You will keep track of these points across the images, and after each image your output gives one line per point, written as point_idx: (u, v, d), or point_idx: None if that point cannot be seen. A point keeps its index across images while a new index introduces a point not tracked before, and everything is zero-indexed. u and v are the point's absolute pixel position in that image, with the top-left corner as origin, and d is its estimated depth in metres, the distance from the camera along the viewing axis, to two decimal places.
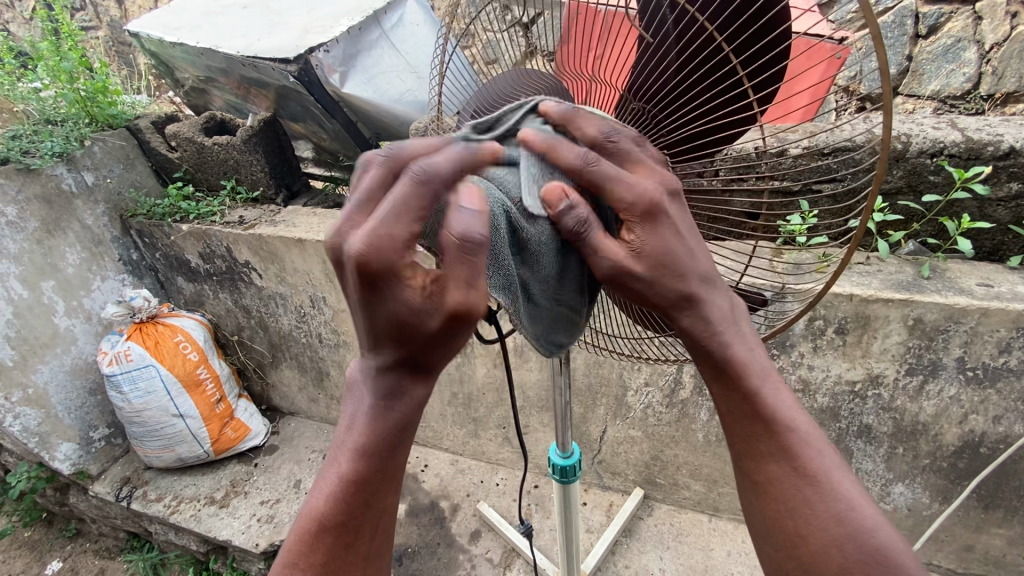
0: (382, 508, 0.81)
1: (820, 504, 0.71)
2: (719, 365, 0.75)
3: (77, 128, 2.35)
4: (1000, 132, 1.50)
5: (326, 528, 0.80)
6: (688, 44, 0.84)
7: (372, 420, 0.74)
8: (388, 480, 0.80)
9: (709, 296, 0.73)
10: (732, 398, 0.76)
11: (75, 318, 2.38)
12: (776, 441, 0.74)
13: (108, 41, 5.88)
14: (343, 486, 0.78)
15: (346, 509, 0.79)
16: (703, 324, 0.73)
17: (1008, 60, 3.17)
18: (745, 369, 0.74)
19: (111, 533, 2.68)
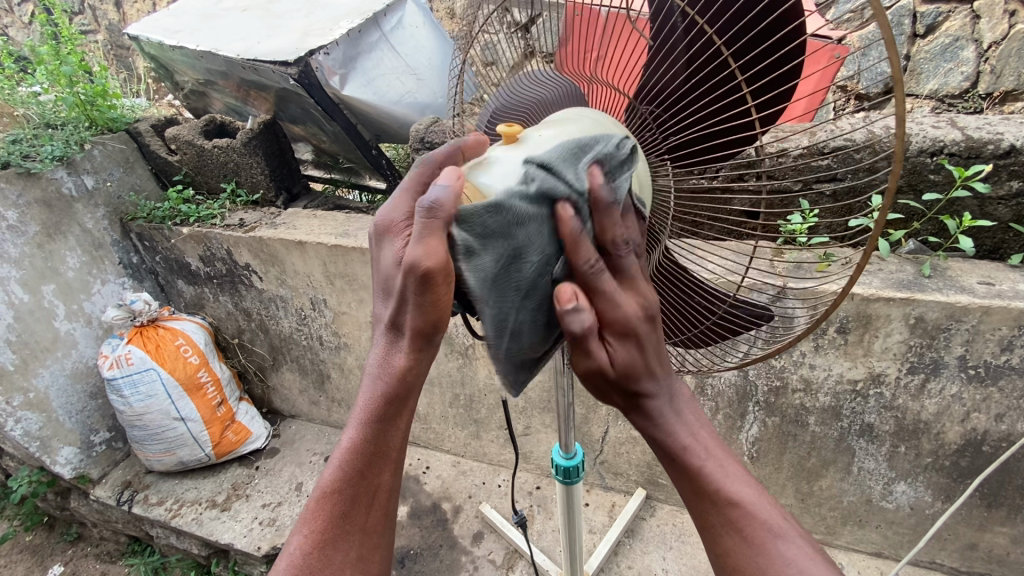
0: (377, 484, 0.84)
1: (773, 569, 0.75)
2: (666, 452, 0.82)
3: (77, 132, 2.34)
4: (1000, 131, 1.50)
5: (326, 495, 0.84)
6: (695, 53, 0.86)
7: (372, 382, 0.82)
8: (385, 455, 0.83)
9: (654, 395, 0.81)
10: (681, 479, 0.82)
11: (76, 321, 2.37)
12: (724, 514, 0.79)
13: (108, 45, 5.89)
14: (347, 453, 0.84)
15: (345, 479, 0.83)
16: (648, 415, 0.82)
17: (1007, 59, 3.18)
18: (687, 453, 0.81)
19: (112, 537, 2.67)
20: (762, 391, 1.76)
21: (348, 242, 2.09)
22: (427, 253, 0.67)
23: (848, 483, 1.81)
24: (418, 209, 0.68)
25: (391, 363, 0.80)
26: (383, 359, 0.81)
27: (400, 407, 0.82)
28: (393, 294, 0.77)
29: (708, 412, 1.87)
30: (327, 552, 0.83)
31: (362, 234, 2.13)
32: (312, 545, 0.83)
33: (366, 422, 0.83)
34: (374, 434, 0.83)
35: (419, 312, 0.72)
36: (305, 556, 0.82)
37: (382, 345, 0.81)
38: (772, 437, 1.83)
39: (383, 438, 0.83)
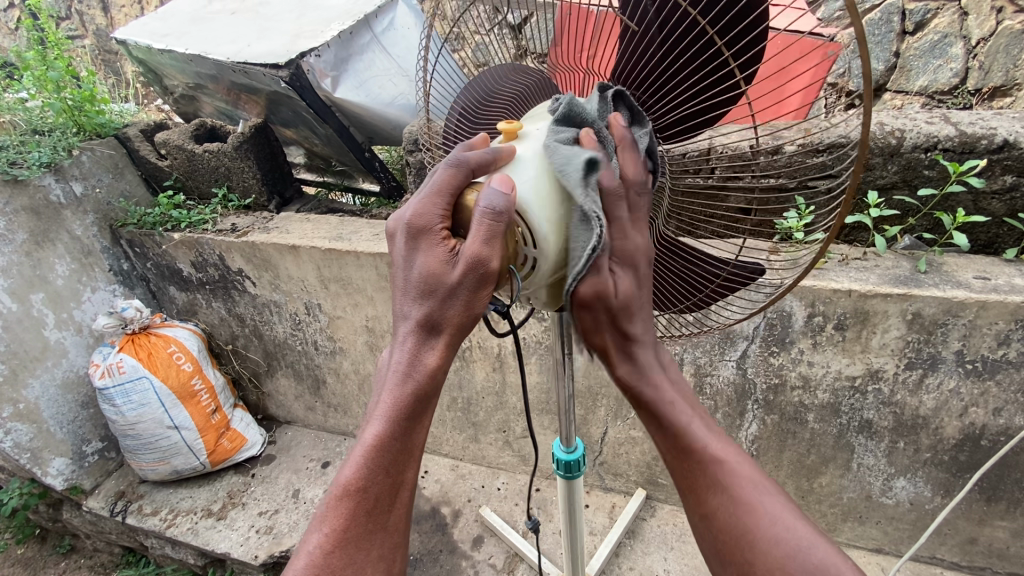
0: (401, 481, 0.82)
1: (760, 527, 0.75)
2: (652, 410, 0.86)
3: (65, 138, 2.31)
4: (993, 126, 1.50)
5: (347, 494, 0.80)
6: (672, 30, 0.85)
7: (398, 379, 0.80)
8: (408, 452, 0.82)
9: (643, 346, 0.86)
10: (669, 439, 0.85)
11: (66, 330, 2.34)
12: (708, 474, 0.81)
13: (94, 50, 5.81)
14: (368, 451, 0.80)
15: (369, 477, 0.80)
16: (635, 368, 0.86)
17: (994, 55, 3.22)
18: (672, 409, 0.85)
19: (106, 548, 2.63)
20: (761, 389, 1.76)
21: (342, 245, 2.07)
22: (493, 252, 0.73)
23: (848, 479, 1.81)
24: (484, 209, 0.73)
25: (421, 362, 0.79)
26: (411, 357, 0.79)
27: (427, 404, 0.81)
28: (436, 295, 0.76)
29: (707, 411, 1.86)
30: (349, 551, 0.80)
31: (357, 238, 2.12)
32: (334, 544, 0.80)
33: (392, 418, 0.80)
34: (400, 431, 0.81)
35: (467, 306, 0.77)
36: (326, 557, 0.79)
37: (410, 343, 0.79)
38: (771, 435, 1.83)
39: (409, 435, 0.81)
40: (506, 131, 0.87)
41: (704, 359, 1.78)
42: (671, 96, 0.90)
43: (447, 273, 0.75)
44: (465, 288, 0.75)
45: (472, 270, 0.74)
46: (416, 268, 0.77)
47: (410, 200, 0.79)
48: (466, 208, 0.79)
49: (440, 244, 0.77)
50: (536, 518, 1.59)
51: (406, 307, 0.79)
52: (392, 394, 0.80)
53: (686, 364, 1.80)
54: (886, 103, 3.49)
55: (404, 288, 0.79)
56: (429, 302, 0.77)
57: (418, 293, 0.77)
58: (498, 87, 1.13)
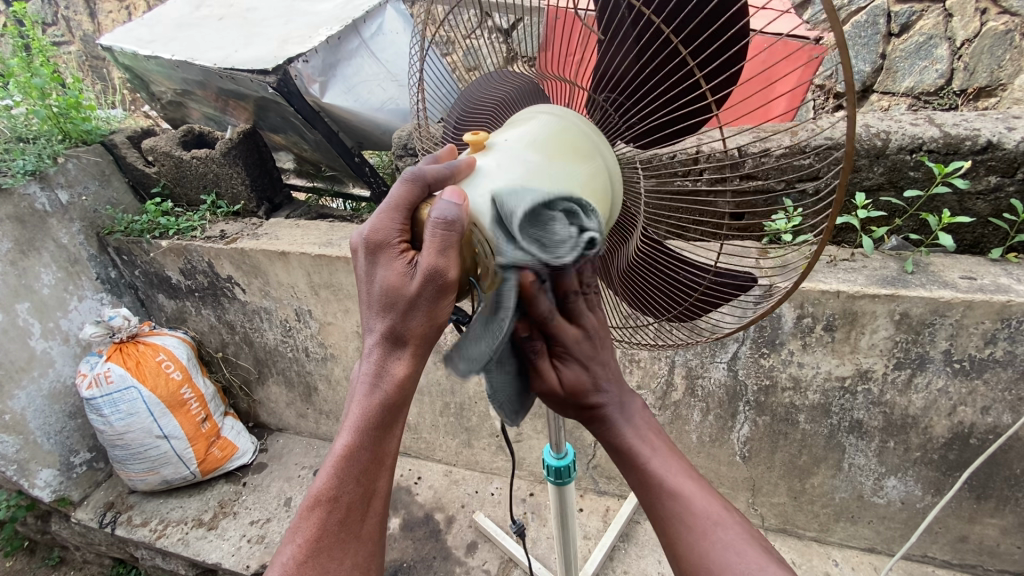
0: (373, 490, 0.82)
1: (713, 553, 0.76)
2: (609, 441, 0.86)
3: (50, 145, 2.29)
4: (977, 127, 1.51)
5: (319, 503, 0.80)
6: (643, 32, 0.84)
7: (366, 390, 0.80)
8: (379, 462, 0.82)
9: (600, 392, 0.84)
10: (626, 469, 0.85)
11: (53, 339, 2.31)
12: (664, 505, 0.80)
13: (82, 56, 5.76)
14: (339, 461, 0.81)
15: (340, 486, 0.80)
16: (594, 411, 0.85)
17: (979, 56, 3.26)
18: (630, 444, 0.84)
19: (96, 559, 2.60)
20: (752, 390, 1.76)
21: (333, 251, 2.05)
22: (449, 263, 0.72)
23: (840, 479, 1.81)
24: (436, 221, 0.70)
25: (389, 372, 0.80)
26: (377, 367, 0.80)
27: (396, 414, 0.81)
28: (396, 306, 0.76)
29: (699, 413, 1.87)
30: (322, 560, 0.79)
31: (347, 244, 2.10)
32: (307, 554, 0.79)
33: (363, 427, 0.81)
34: (371, 440, 0.81)
35: (429, 316, 0.76)
36: (299, 566, 0.78)
37: (376, 354, 0.80)
38: (763, 436, 1.83)
39: (381, 443, 0.81)
40: (473, 144, 0.89)
41: (695, 361, 1.78)
42: (650, 98, 0.89)
43: (405, 285, 0.75)
44: (422, 299, 0.74)
45: (428, 281, 0.72)
46: (378, 282, 0.78)
47: (370, 216, 0.79)
48: (422, 221, 0.77)
49: (399, 257, 0.76)
50: (521, 522, 1.60)
51: (372, 320, 0.80)
52: (360, 404, 0.80)
53: (677, 366, 1.81)
54: (873, 104, 3.51)
55: (369, 301, 0.79)
56: (393, 314, 0.77)
57: (381, 307, 0.78)
58: (481, 96, 1.13)
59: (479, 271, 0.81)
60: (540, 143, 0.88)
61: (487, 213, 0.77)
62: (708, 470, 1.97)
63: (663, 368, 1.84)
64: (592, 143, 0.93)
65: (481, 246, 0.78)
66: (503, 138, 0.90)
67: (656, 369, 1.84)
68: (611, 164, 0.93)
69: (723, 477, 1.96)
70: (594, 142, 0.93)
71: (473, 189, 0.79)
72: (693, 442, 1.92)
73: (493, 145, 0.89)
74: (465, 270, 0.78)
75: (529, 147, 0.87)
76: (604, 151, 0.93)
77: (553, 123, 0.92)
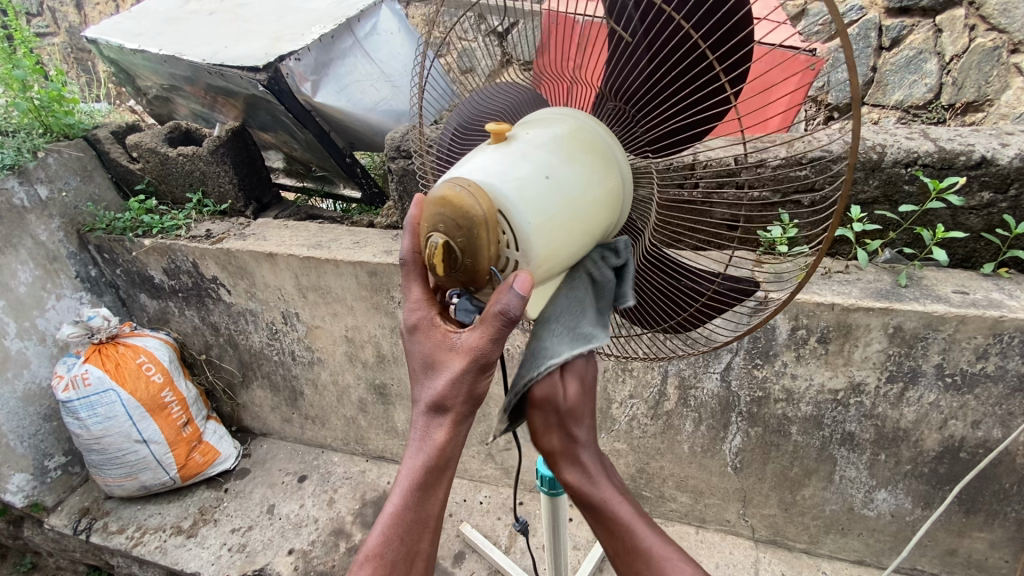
0: (417, 550, 0.78)
1: None
2: (591, 506, 0.85)
3: (30, 139, 2.22)
4: (971, 142, 1.52)
5: (366, 559, 0.77)
6: (657, 35, 0.83)
7: (415, 454, 0.79)
8: (425, 523, 0.79)
9: (585, 448, 0.87)
10: (606, 531, 0.85)
11: (28, 339, 2.24)
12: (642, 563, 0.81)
13: (67, 48, 5.66)
14: (389, 520, 0.78)
15: (386, 544, 0.78)
16: (583, 473, 0.86)
17: (967, 71, 3.28)
18: (608, 506, 0.85)
19: (69, 566, 2.52)
20: (745, 401, 1.75)
21: (321, 254, 2.01)
22: (495, 349, 0.74)
23: (831, 491, 1.81)
24: (496, 313, 0.71)
25: (430, 439, 0.78)
26: (423, 434, 0.79)
27: (440, 481, 0.78)
28: (435, 376, 0.79)
29: (691, 423, 1.85)
30: None
31: (336, 246, 2.06)
32: None
33: (410, 489, 0.78)
34: (415, 502, 0.78)
35: (469, 392, 0.77)
36: None
37: (421, 422, 0.79)
38: (755, 447, 1.82)
39: (424, 506, 0.78)
40: (495, 132, 0.85)
41: (688, 371, 1.77)
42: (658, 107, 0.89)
43: (450, 360, 0.78)
44: (455, 376, 0.76)
45: (472, 363, 0.75)
46: (418, 352, 0.83)
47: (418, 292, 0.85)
48: (450, 211, 0.75)
49: (435, 330, 0.82)
50: (524, 520, 1.54)
51: (416, 393, 0.82)
52: (408, 466, 0.79)
53: (670, 376, 1.79)
54: (863, 117, 3.53)
55: (413, 376, 0.82)
56: (433, 382, 0.79)
57: (427, 374, 0.80)
58: (481, 107, 1.09)
59: (497, 263, 0.79)
60: (559, 138, 0.86)
61: (509, 201, 0.76)
62: (699, 481, 1.96)
63: (656, 378, 1.82)
64: (607, 144, 0.91)
65: (501, 235, 0.77)
66: (522, 131, 0.88)
67: (649, 378, 1.83)
68: (625, 168, 0.92)
69: (714, 488, 1.95)
70: (606, 140, 0.91)
71: (492, 176, 0.78)
72: (685, 452, 1.91)
73: (513, 137, 0.86)
74: (487, 261, 0.77)
75: (547, 140, 0.85)
76: (616, 148, 0.91)
77: (571, 121, 0.91)
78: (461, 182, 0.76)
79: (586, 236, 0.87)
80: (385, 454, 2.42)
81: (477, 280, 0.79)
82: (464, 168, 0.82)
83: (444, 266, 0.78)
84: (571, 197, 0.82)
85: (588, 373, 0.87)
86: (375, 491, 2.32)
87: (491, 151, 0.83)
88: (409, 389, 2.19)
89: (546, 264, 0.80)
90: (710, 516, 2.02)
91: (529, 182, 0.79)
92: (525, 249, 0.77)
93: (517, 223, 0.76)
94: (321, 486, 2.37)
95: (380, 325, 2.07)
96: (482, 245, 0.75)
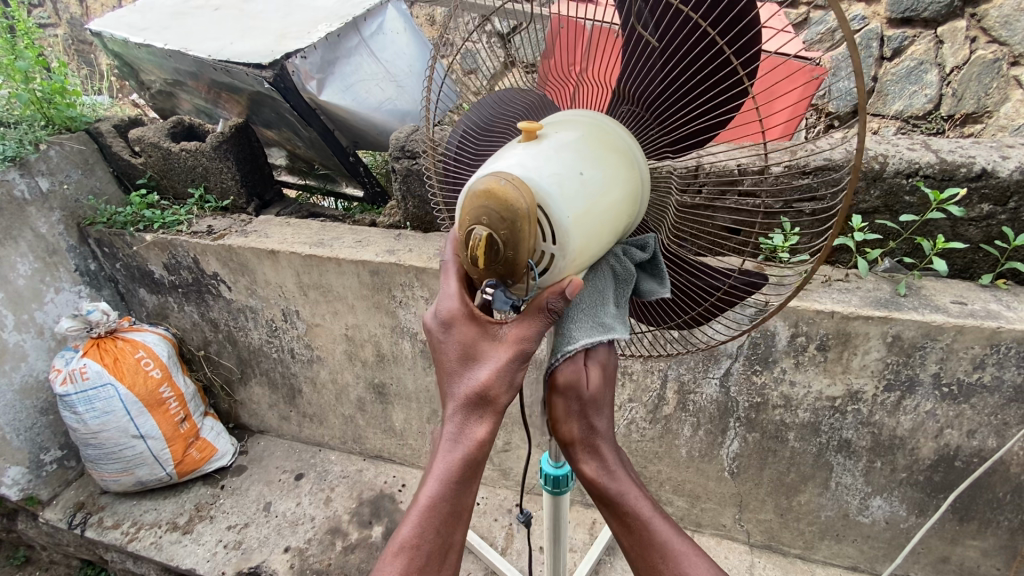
0: (451, 543, 0.79)
1: None
2: (610, 500, 0.84)
3: (32, 131, 2.21)
4: (971, 154, 1.54)
5: (401, 550, 0.77)
6: (673, 34, 0.85)
7: (453, 445, 0.80)
8: (460, 512, 0.80)
9: (606, 440, 0.86)
10: (622, 523, 0.83)
11: (26, 332, 2.23)
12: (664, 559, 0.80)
13: (68, 39, 5.61)
14: (424, 510, 0.78)
15: (422, 534, 0.78)
16: (602, 466, 0.85)
17: (967, 83, 3.28)
18: (628, 500, 0.83)
19: (63, 560, 2.51)
20: (743, 407, 1.76)
21: (323, 252, 2.01)
22: (538, 341, 0.81)
23: (826, 498, 1.82)
24: (549, 305, 0.80)
25: (469, 431, 0.81)
26: (461, 426, 0.81)
27: (476, 471, 0.81)
28: (477, 366, 0.82)
29: (689, 427, 1.86)
30: None
31: (338, 244, 2.06)
32: None
33: (447, 479, 0.79)
34: (452, 492, 0.79)
35: (510, 382, 0.81)
36: None
37: (458, 414, 0.81)
38: (753, 453, 1.83)
39: (462, 497, 0.79)
40: (525, 128, 0.85)
41: (688, 376, 1.78)
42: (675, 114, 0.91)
43: (492, 351, 0.82)
44: (502, 363, 0.80)
45: (518, 352, 0.81)
46: (453, 344, 0.85)
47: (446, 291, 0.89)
48: (495, 204, 0.75)
49: (472, 324, 0.85)
50: (527, 513, 1.56)
51: (451, 386, 0.83)
52: (444, 456, 0.80)
53: (670, 380, 1.80)
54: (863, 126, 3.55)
55: (447, 368, 0.84)
56: (475, 372, 0.81)
57: (464, 366, 0.83)
58: (496, 111, 1.10)
59: (533, 257, 0.80)
60: (587, 137, 0.88)
61: (550, 197, 0.78)
62: (696, 485, 1.97)
63: (656, 382, 1.83)
64: (629, 145, 0.93)
65: (540, 230, 0.79)
66: (550, 130, 0.88)
67: (648, 382, 1.84)
68: (644, 171, 0.94)
69: (711, 492, 1.96)
70: (629, 142, 0.93)
71: (531, 172, 0.79)
72: (683, 456, 1.92)
73: (544, 135, 0.86)
74: (526, 256, 0.77)
75: (576, 138, 0.87)
76: (637, 149, 0.93)
77: (593, 121, 0.92)
78: (505, 176, 0.77)
79: (611, 234, 0.89)
80: (383, 454, 2.42)
81: (516, 274, 0.79)
82: (499, 163, 0.82)
83: (485, 259, 0.78)
84: (604, 194, 0.84)
85: (610, 363, 0.89)
86: (372, 491, 2.32)
87: (523, 148, 0.84)
88: (409, 388, 2.19)
89: (579, 258, 0.83)
90: (706, 520, 2.03)
91: (566, 179, 0.80)
92: (563, 244, 0.79)
93: (557, 218, 0.78)
94: (317, 484, 2.37)
95: (381, 325, 2.07)
96: (525, 238, 0.76)
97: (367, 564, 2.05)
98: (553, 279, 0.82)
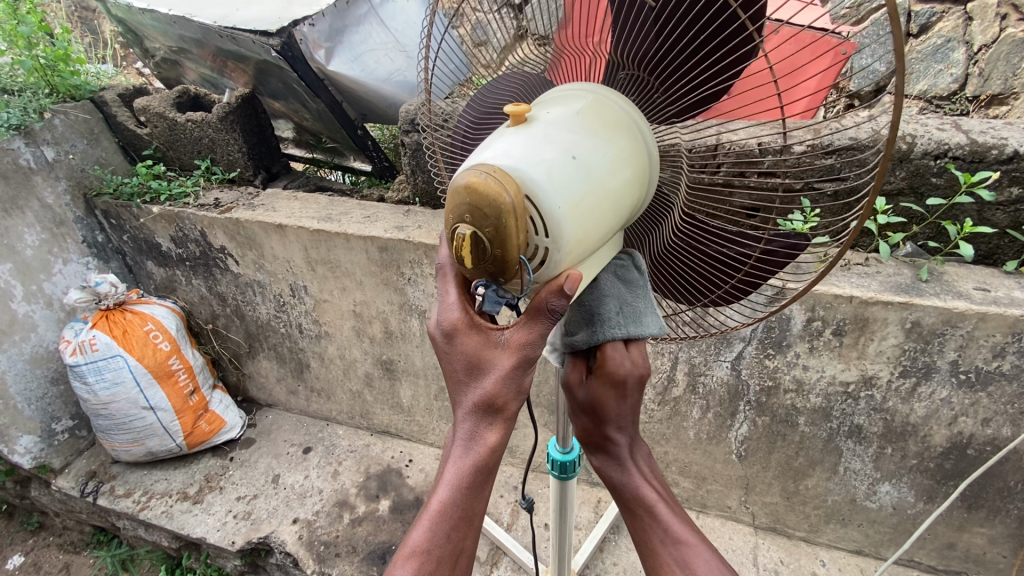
0: (462, 548, 0.80)
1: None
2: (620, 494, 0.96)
3: (36, 99, 2.17)
4: (1004, 135, 1.47)
5: (411, 555, 0.78)
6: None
7: (463, 453, 0.80)
8: (471, 518, 0.80)
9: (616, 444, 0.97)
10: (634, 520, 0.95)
11: (35, 303, 2.23)
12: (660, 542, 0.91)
13: (69, 6, 5.42)
14: (434, 514, 0.79)
15: (433, 539, 0.79)
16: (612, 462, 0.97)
17: (996, 62, 3.03)
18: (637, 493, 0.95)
19: (75, 527, 2.55)
20: (754, 390, 1.75)
21: (332, 227, 1.98)
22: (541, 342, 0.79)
23: (834, 482, 1.82)
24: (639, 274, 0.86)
25: (481, 437, 0.80)
26: (472, 431, 0.81)
27: (488, 476, 0.81)
28: (482, 376, 0.80)
29: (698, 410, 1.85)
30: None
31: (347, 219, 2.03)
32: None
33: (459, 484, 0.80)
34: (463, 497, 0.80)
35: (518, 388, 0.80)
36: None
37: (469, 420, 0.80)
38: (761, 436, 1.82)
39: (473, 501, 0.80)
40: (513, 112, 0.81)
41: (699, 358, 1.76)
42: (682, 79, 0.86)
43: (494, 357, 0.80)
44: (505, 374, 0.78)
45: (521, 358, 0.79)
46: (457, 354, 0.82)
47: (442, 299, 0.85)
48: (478, 193, 0.71)
49: (474, 331, 0.82)
50: (532, 498, 1.56)
51: (459, 393, 0.82)
52: (456, 464, 0.80)
53: (680, 362, 1.78)
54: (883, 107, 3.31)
55: (453, 378, 0.82)
56: (481, 382, 0.80)
57: (472, 378, 0.80)
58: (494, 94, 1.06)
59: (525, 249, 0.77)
60: (582, 114, 0.84)
61: (538, 188, 0.74)
62: (703, 467, 1.97)
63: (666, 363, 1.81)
64: (633, 118, 0.89)
65: (530, 223, 0.75)
66: (539, 111, 0.85)
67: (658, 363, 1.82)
68: (652, 148, 0.90)
69: (718, 474, 1.96)
70: (632, 113, 0.89)
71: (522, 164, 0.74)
72: (690, 438, 1.91)
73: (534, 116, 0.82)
74: (516, 249, 0.74)
75: (570, 115, 0.83)
76: (642, 122, 0.89)
77: (594, 94, 0.88)
78: (485, 169, 0.73)
79: (615, 214, 0.85)
80: (390, 429, 2.44)
81: (507, 271, 0.76)
82: (485, 153, 0.79)
83: (472, 260, 0.75)
84: (599, 178, 0.80)
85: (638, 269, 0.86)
86: (379, 465, 2.34)
87: (512, 134, 0.80)
88: (417, 365, 2.19)
89: (577, 249, 0.79)
90: (711, 501, 2.03)
91: (558, 166, 0.76)
92: (556, 236, 0.75)
93: (547, 210, 0.74)
94: (325, 458, 2.39)
95: (389, 301, 2.05)
96: (510, 235, 0.72)
97: (374, 537, 2.08)
98: (550, 273, 0.79)
